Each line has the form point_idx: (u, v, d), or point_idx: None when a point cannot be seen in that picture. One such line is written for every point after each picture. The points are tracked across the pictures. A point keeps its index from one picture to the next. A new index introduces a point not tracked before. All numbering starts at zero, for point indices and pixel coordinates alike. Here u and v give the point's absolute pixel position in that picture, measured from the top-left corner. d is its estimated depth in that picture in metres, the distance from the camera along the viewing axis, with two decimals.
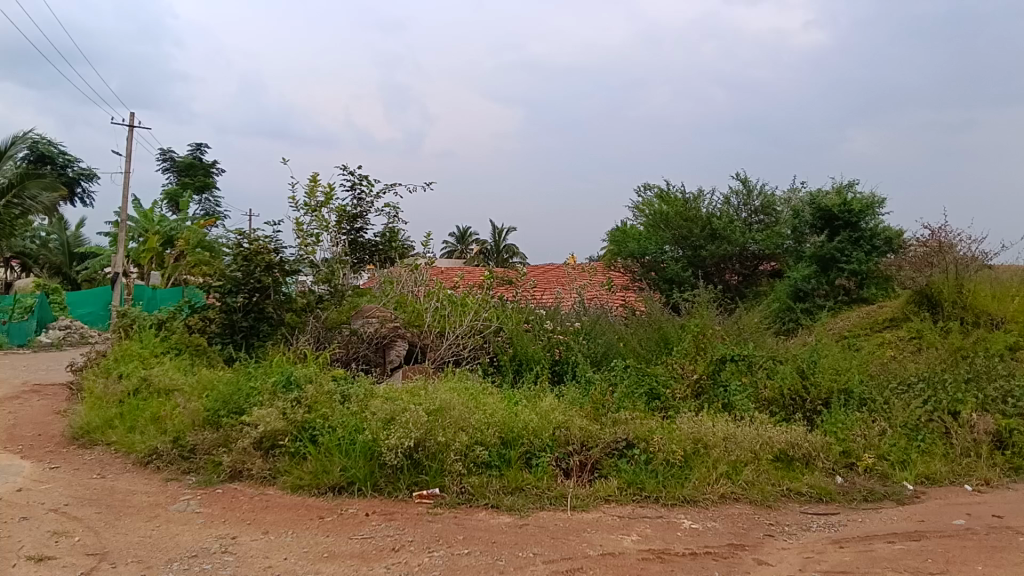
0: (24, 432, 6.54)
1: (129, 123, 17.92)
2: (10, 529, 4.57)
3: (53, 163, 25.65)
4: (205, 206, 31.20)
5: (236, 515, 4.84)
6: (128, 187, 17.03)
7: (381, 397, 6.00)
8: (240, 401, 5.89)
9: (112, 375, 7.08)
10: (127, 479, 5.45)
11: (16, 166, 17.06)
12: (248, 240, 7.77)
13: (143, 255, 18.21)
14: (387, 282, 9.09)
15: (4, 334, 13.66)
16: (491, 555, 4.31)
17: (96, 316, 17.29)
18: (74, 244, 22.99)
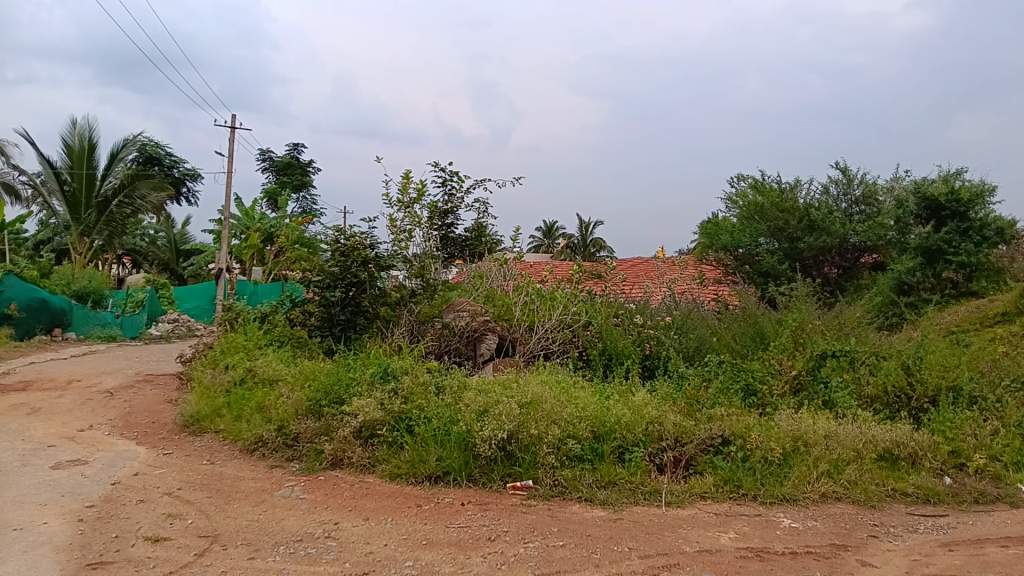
0: (139, 419, 6.90)
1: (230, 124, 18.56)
2: (130, 511, 4.83)
3: (161, 164, 26.91)
4: (303, 204, 32.19)
5: (338, 501, 4.98)
6: (231, 186, 17.71)
7: (474, 389, 6.06)
8: (341, 391, 6.06)
9: (219, 366, 7.40)
10: (235, 465, 5.68)
11: (128, 167, 17.99)
12: (345, 237, 8.01)
13: (245, 252, 18.90)
14: (476, 276, 9.17)
15: (118, 327, 14.40)
16: (585, 548, 4.29)
17: (203, 310, 18.03)
18: (180, 241, 24.05)
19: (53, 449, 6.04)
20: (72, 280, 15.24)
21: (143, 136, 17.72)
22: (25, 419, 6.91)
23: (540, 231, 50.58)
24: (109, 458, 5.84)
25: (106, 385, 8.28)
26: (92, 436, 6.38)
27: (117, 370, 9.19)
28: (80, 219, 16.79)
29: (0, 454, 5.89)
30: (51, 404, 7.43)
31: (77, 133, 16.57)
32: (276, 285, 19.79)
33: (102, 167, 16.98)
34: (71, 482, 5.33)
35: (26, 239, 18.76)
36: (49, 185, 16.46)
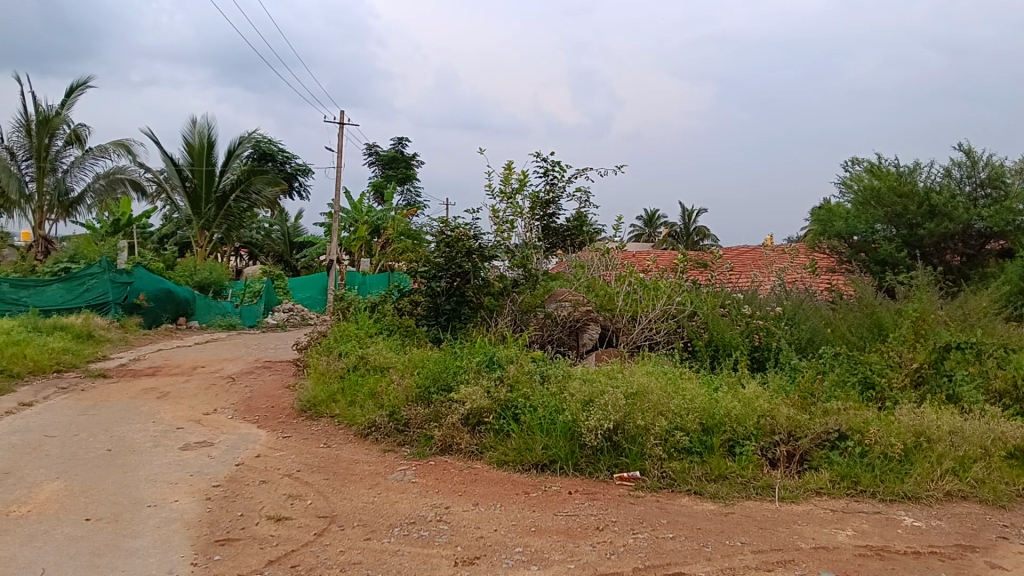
0: (259, 404, 7.24)
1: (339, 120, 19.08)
2: (252, 491, 5.07)
3: (274, 159, 27.98)
4: (407, 196, 32.90)
5: (448, 486, 5.09)
6: (341, 181, 18.25)
7: (579, 378, 6.06)
8: (448, 378, 6.17)
9: (333, 353, 7.66)
10: (349, 449, 5.88)
11: (243, 163, 18.76)
12: (450, 228, 8.13)
13: (354, 244, 19.48)
14: (578, 267, 9.21)
15: (238, 316, 15.11)
16: (696, 541, 4.23)
17: (315, 300, 18.73)
18: (292, 233, 24.98)
19: (181, 431, 6.41)
20: (195, 271, 16.06)
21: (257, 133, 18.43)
22: (156, 402, 7.35)
23: (642, 220, 49.91)
24: (233, 440, 6.14)
25: (228, 370, 8.72)
26: (217, 420, 6.72)
27: (238, 356, 9.66)
28: (201, 214, 17.66)
29: (135, 435, 6.29)
30: (178, 388, 7.87)
31: (197, 131, 17.40)
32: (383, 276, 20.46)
33: (220, 164, 17.76)
34: (199, 462, 5.64)
35: (153, 233, 19.90)
36: (173, 181, 17.37)
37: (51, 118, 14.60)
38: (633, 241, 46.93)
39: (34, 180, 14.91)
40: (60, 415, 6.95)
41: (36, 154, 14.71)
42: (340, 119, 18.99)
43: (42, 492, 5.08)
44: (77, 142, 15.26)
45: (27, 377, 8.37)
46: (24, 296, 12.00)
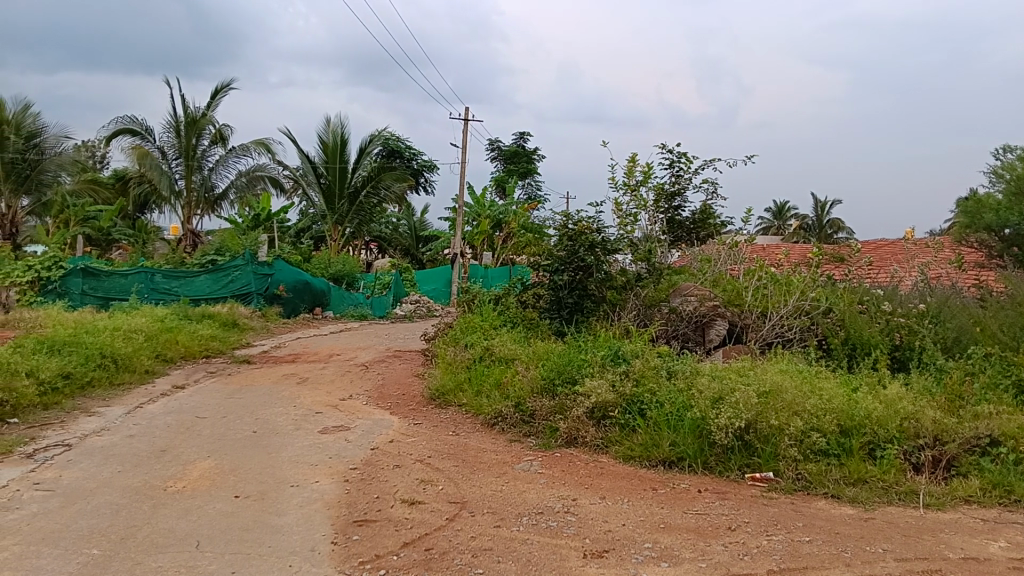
0: (391, 390, 7.50)
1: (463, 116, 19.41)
2: (387, 475, 5.27)
3: (401, 157, 28.84)
4: (528, 190, 33.17)
5: (574, 478, 5.11)
6: (464, 176, 18.61)
7: (708, 375, 5.94)
8: (573, 371, 6.19)
9: (460, 344, 7.84)
10: (477, 438, 6.00)
11: (373, 160, 19.41)
12: (573, 222, 8.16)
13: (476, 238, 19.80)
14: (703, 260, 9.11)
15: (368, 306, 15.67)
16: (834, 546, 4.08)
17: (440, 292, 19.13)
18: (419, 227, 25.61)
19: (320, 415, 6.73)
20: (329, 263, 16.79)
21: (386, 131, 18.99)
22: (295, 387, 7.74)
23: (769, 213, 48.27)
24: (367, 425, 6.39)
25: (362, 359, 9.06)
26: (352, 405, 7.01)
27: (370, 345, 10.02)
28: (334, 209, 18.43)
29: (277, 418, 6.65)
30: (316, 374, 8.26)
31: (331, 130, 18.14)
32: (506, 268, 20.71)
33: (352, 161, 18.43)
34: (337, 445, 5.91)
35: (290, 227, 20.92)
36: (308, 178, 18.21)
37: (198, 120, 15.54)
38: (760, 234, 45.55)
39: (183, 177, 15.95)
40: (210, 397, 7.45)
41: (185, 153, 15.71)
42: (464, 114, 19.34)
43: (195, 469, 5.46)
44: (221, 141, 16.19)
45: (180, 361, 9.01)
46: (176, 286, 12.88)
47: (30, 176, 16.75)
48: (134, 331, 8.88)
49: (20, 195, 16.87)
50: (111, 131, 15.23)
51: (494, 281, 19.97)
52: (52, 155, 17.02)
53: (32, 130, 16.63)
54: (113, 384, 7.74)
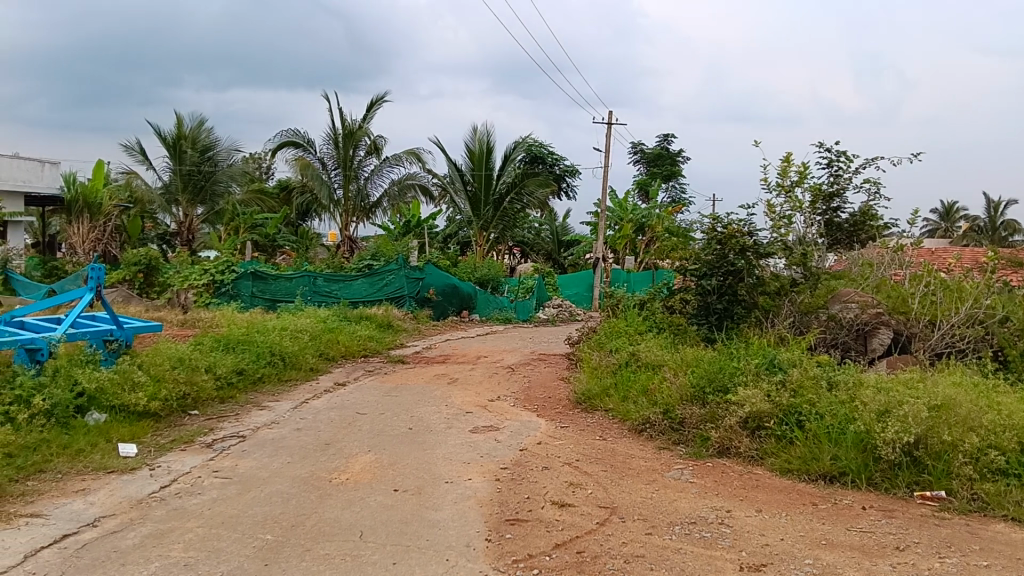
0: (537, 393, 7.60)
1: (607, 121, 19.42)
2: (537, 476, 5.36)
3: (544, 162, 29.14)
4: (672, 193, 32.70)
5: (729, 489, 5.00)
6: (607, 181, 18.62)
7: (873, 387, 5.64)
8: (725, 379, 6.05)
9: (605, 349, 7.86)
10: (626, 443, 5.99)
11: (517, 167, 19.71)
12: (723, 224, 7.94)
13: (618, 242, 19.80)
14: (865, 265, 8.74)
15: (512, 310, 15.88)
16: (1017, 573, 3.78)
17: (582, 296, 19.12)
18: (561, 232, 25.79)
19: (471, 414, 6.92)
20: (475, 268, 17.24)
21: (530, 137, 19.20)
22: (447, 387, 7.99)
23: (936, 215, 45.17)
24: (516, 427, 6.52)
25: (508, 361, 9.24)
26: (501, 406, 7.17)
27: (516, 348, 10.21)
28: (480, 215, 18.90)
29: (431, 416, 6.90)
30: (465, 375, 8.50)
31: (478, 138, 18.57)
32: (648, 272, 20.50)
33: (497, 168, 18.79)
34: (488, 445, 6.07)
35: (438, 233, 21.58)
36: (455, 185, 18.75)
37: (355, 132, 16.35)
38: (924, 235, 42.75)
39: (341, 187, 16.82)
40: (368, 394, 7.83)
41: (343, 164, 16.57)
42: (609, 118, 19.40)
43: (357, 462, 5.75)
44: (376, 152, 16.91)
45: (341, 360, 9.52)
46: (335, 289, 13.54)
47: (205, 187, 18.22)
48: (299, 331, 9.45)
49: (195, 205, 18.30)
50: (277, 143, 16.28)
51: (636, 285, 19.86)
52: (224, 167, 18.45)
53: (206, 144, 18.09)
54: (281, 380, 8.31)
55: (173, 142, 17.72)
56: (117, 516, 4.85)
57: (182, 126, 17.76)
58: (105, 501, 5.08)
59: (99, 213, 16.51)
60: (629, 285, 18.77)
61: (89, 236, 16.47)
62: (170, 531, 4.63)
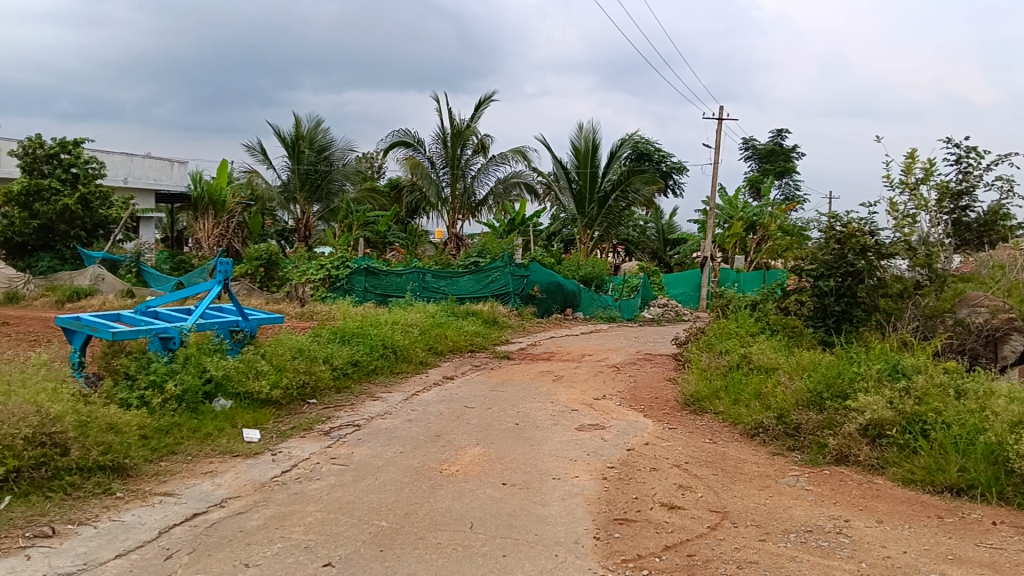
0: (644, 393, 7.56)
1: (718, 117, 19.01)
2: (645, 477, 5.33)
3: (650, 160, 28.86)
4: (785, 190, 31.74)
5: (846, 498, 4.84)
6: (716, 178, 18.26)
7: (1007, 397, 5.33)
8: (845, 385, 5.87)
9: (715, 351, 7.74)
10: (737, 447, 5.89)
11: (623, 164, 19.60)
12: (842, 223, 7.71)
13: (728, 240, 19.47)
14: (996, 268, 8.26)
15: (617, 309, 15.77)
16: None
17: (688, 296, 18.77)
18: (667, 230, 25.51)
19: (576, 412, 6.94)
20: (580, 266, 17.27)
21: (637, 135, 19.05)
22: (552, 384, 8.04)
23: None
24: (623, 426, 6.49)
25: (613, 359, 9.21)
26: (607, 405, 7.16)
27: (622, 347, 10.16)
28: (585, 213, 18.90)
29: (537, 412, 6.96)
30: (570, 373, 8.52)
31: (584, 136, 18.55)
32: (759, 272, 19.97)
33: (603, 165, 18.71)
34: (594, 443, 6.07)
35: (542, 231, 21.68)
36: (561, 183, 18.87)
37: (463, 131, 16.61)
38: None
39: (449, 185, 17.14)
40: (476, 388, 7.98)
41: (451, 163, 16.90)
42: (720, 113, 19.02)
43: (466, 455, 5.87)
44: (482, 151, 17.14)
45: (448, 355, 9.72)
46: (443, 285, 13.82)
47: (321, 186, 18.99)
48: (410, 325, 9.72)
49: (312, 202, 19.07)
50: (388, 143, 16.75)
51: (745, 285, 19.39)
52: (339, 165, 19.23)
53: (323, 144, 18.86)
54: (393, 373, 8.59)
55: (293, 142, 18.66)
56: (242, 498, 5.12)
57: (300, 127, 18.58)
58: (231, 483, 5.37)
59: (223, 209, 17.56)
60: (739, 284, 18.29)
61: (213, 231, 17.44)
62: (291, 514, 4.85)
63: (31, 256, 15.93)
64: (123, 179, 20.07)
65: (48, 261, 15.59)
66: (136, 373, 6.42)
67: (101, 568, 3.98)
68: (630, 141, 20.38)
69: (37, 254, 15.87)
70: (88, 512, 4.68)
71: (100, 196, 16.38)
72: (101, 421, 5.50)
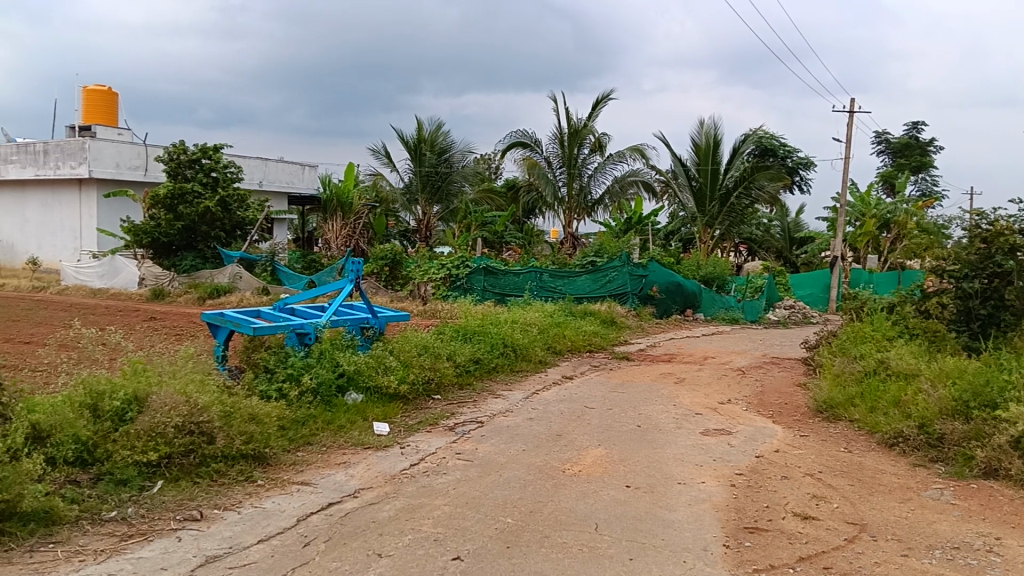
0: (772, 398, 7.35)
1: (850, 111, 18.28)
2: (776, 485, 5.18)
3: (774, 155, 27.95)
4: (922, 185, 30.03)
5: (997, 515, 4.55)
6: (846, 173, 17.54)
7: None
8: (994, 394, 5.50)
9: (849, 355, 7.44)
10: (874, 457, 5.64)
11: (747, 160, 19.06)
12: (988, 221, 7.25)
13: (860, 239, 18.67)
14: None
15: (741, 310, 15.36)
16: None
17: (817, 297, 18.12)
18: (793, 229, 24.63)
19: (701, 416, 6.82)
20: (700, 266, 16.94)
21: (762, 130, 18.49)
22: (674, 386, 7.93)
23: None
24: (750, 432, 6.34)
25: (739, 363, 8.99)
26: (732, 409, 7.00)
27: (746, 350, 9.90)
28: (705, 211, 18.52)
29: (660, 415, 6.89)
30: (693, 376, 8.37)
31: (705, 132, 18.16)
32: (894, 273, 18.98)
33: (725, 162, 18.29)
34: (720, 448, 5.95)
35: (661, 230, 21.40)
36: (680, 181, 18.59)
37: (580, 130, 16.64)
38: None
39: (565, 185, 17.20)
40: (596, 389, 7.96)
41: (568, 163, 16.95)
42: (852, 106, 18.27)
43: (589, 456, 5.88)
44: (600, 149, 17.07)
45: (567, 354, 9.77)
46: (560, 285, 13.93)
47: (442, 187, 19.55)
48: (529, 324, 9.81)
49: (433, 203, 19.72)
50: (506, 144, 16.98)
51: (877, 286, 18.47)
52: (459, 168, 19.64)
53: (443, 147, 19.38)
54: (513, 371, 8.71)
55: (415, 145, 19.29)
56: (374, 489, 5.32)
57: (422, 130, 19.16)
58: (363, 474, 5.58)
59: (350, 211, 18.22)
60: (872, 285, 17.47)
61: (341, 231, 18.19)
62: (421, 506, 5.00)
63: (176, 255, 17.05)
64: (258, 183, 21.22)
65: (191, 260, 16.63)
66: (275, 366, 6.76)
67: (245, 552, 4.22)
68: (756, 136, 19.82)
69: (180, 253, 16.98)
70: (232, 499, 4.98)
71: (237, 199, 17.33)
72: (243, 412, 5.79)
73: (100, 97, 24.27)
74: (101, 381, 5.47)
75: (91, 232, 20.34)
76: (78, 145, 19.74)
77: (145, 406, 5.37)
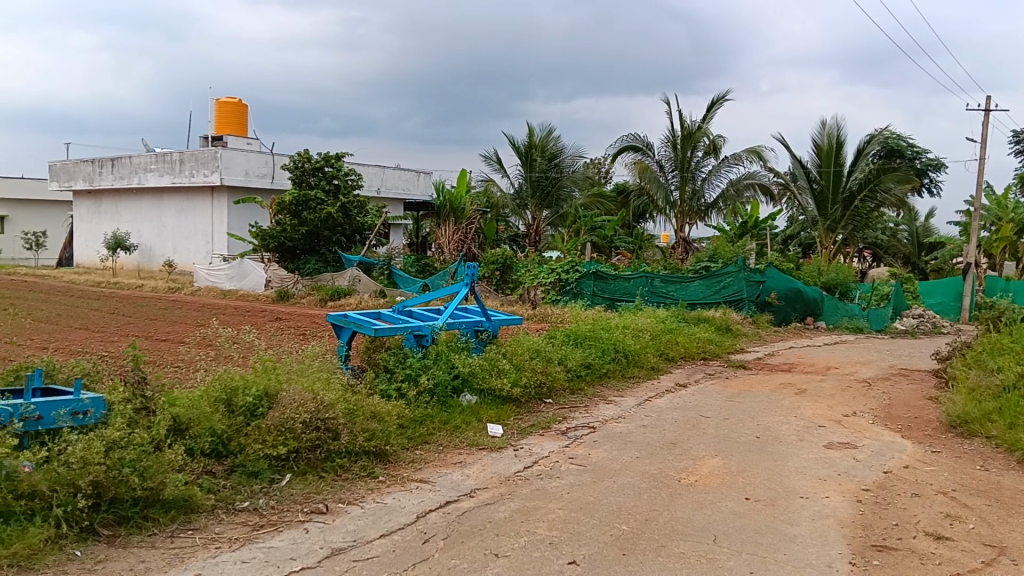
0: (901, 412, 7.04)
1: (986, 108, 17.26)
2: (906, 502, 4.98)
3: (902, 156, 26.69)
4: None
5: None
6: (981, 174, 16.56)
7: None
8: None
9: (986, 368, 7.06)
10: (1014, 477, 5.33)
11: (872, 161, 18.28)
12: None
13: (996, 244, 17.58)
14: None
15: (865, 319, 14.74)
16: None
17: (948, 306, 17.19)
18: (922, 234, 23.48)
19: (824, 429, 6.62)
20: (822, 273, 16.38)
21: (888, 129, 17.70)
22: (794, 397, 7.72)
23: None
24: (877, 446, 6.11)
25: (864, 374, 8.65)
26: (857, 422, 6.76)
27: (872, 361, 9.51)
28: (827, 215, 17.90)
29: (779, 426, 6.72)
30: (815, 387, 8.11)
31: (826, 132, 17.57)
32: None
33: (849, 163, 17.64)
34: (845, 462, 5.77)
35: (779, 235, 20.80)
36: (800, 183, 18.04)
37: (694, 133, 16.42)
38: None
39: (678, 188, 17.00)
40: (712, 398, 7.84)
41: (681, 166, 16.74)
42: (987, 104, 17.25)
43: (705, 465, 5.82)
44: (714, 152, 16.77)
45: (681, 361, 9.67)
46: (672, 290, 13.75)
47: (551, 193, 19.76)
48: (642, 330, 9.76)
49: (542, 208, 19.96)
50: (617, 148, 16.96)
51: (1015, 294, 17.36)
52: (569, 173, 19.78)
53: (554, 152, 19.58)
54: (625, 377, 8.70)
55: (526, 151, 19.54)
56: (490, 489, 5.45)
57: (534, 136, 19.41)
58: (479, 475, 5.72)
59: (462, 216, 18.77)
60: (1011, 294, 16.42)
61: (454, 236, 18.58)
62: (536, 509, 5.08)
63: (300, 259, 17.77)
64: (376, 189, 21.97)
65: (313, 264, 17.37)
66: (393, 367, 7.03)
67: (368, 545, 4.42)
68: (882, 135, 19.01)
69: (304, 257, 17.71)
70: (355, 493, 5.21)
71: (357, 206, 18.01)
72: (366, 410, 6.04)
73: (231, 109, 25.72)
74: (235, 378, 5.85)
75: (222, 236, 21.59)
76: (210, 154, 20.99)
77: (274, 402, 5.68)
